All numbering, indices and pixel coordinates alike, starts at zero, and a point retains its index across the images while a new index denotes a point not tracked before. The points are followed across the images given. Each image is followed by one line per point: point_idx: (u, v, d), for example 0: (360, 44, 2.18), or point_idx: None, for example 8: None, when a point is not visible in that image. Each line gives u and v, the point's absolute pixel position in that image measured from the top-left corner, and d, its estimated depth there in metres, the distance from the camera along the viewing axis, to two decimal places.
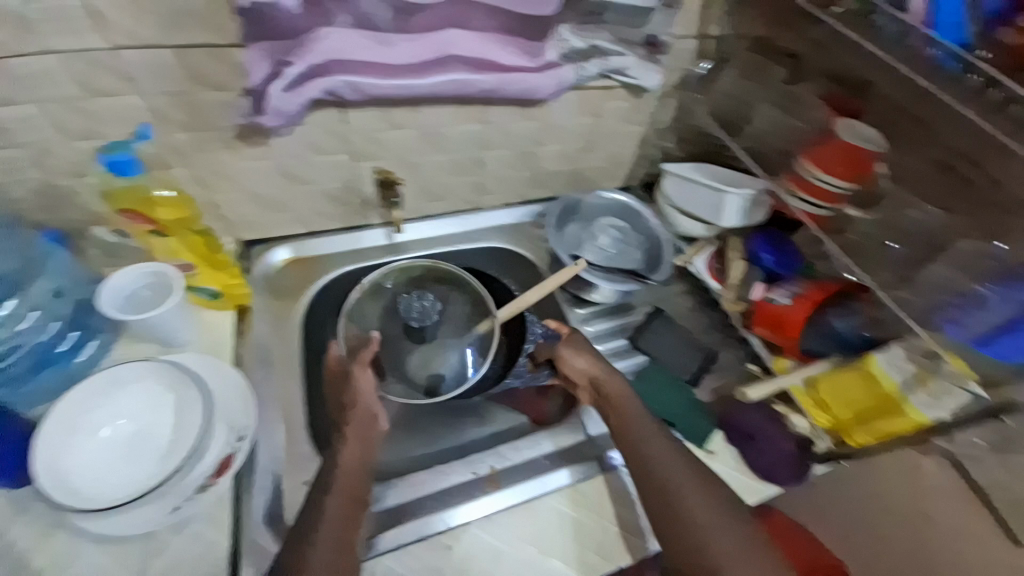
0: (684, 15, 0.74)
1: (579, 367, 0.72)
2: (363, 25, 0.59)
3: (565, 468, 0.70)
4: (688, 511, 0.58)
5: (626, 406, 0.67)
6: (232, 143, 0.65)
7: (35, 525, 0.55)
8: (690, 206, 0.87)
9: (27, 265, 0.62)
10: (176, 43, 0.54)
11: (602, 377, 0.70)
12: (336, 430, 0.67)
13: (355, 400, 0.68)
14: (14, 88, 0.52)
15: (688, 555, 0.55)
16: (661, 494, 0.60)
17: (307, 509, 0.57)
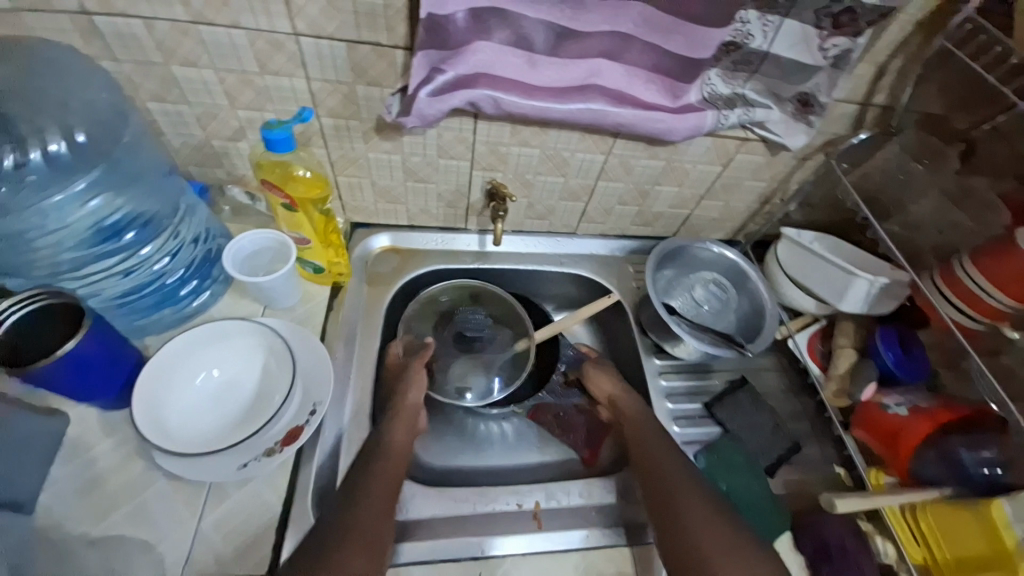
0: (853, 78, 0.68)
1: (602, 386, 0.76)
2: (520, 44, 0.60)
3: (615, 526, 0.65)
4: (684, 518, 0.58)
5: (643, 423, 0.69)
6: (369, 135, 0.68)
7: (120, 449, 0.58)
8: (813, 282, 0.77)
9: (172, 213, 0.64)
10: (349, 38, 0.57)
11: (619, 395, 0.73)
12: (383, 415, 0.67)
13: (407, 392, 0.69)
14: (201, 54, 0.57)
15: (680, 558, 0.55)
16: (665, 503, 0.60)
17: (343, 503, 0.54)
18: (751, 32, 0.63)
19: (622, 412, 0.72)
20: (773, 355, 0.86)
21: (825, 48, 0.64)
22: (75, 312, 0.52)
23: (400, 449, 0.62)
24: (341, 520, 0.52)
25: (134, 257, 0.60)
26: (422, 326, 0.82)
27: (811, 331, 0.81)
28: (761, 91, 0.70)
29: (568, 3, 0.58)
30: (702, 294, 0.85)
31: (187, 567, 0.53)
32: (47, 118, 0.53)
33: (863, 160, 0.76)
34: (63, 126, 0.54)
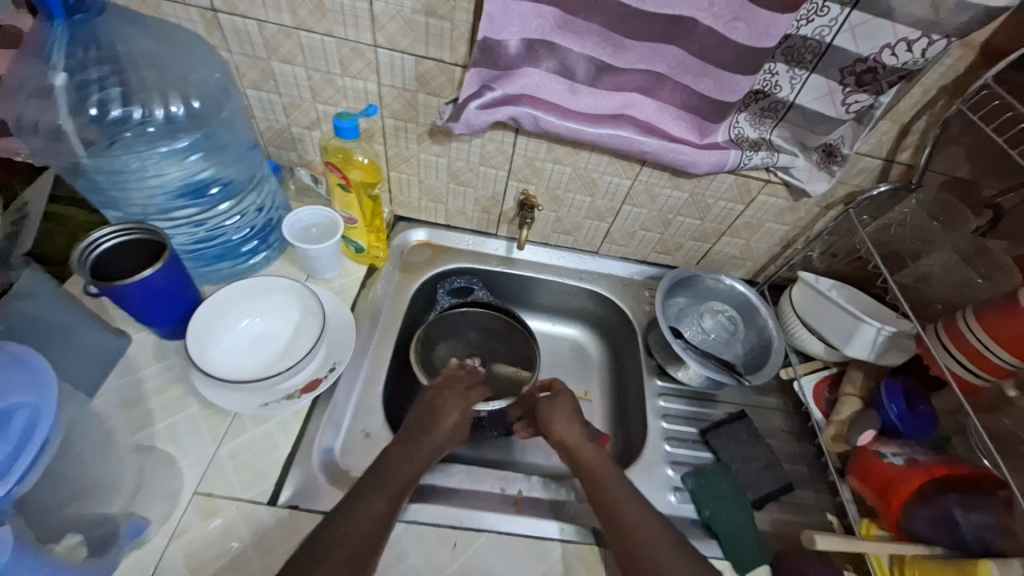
0: (875, 134, 0.72)
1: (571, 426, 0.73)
2: (564, 73, 0.69)
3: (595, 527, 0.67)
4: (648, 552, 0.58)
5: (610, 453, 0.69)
6: (423, 138, 0.78)
7: (167, 374, 0.67)
8: (820, 324, 0.79)
9: (251, 181, 0.74)
10: (418, 53, 0.67)
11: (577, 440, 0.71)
12: (405, 433, 0.68)
13: (437, 427, 0.69)
14: (298, 54, 0.68)
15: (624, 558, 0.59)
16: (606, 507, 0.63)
17: (374, 469, 0.62)
18: (779, 83, 0.70)
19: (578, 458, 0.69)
20: (777, 396, 0.86)
21: (847, 103, 0.68)
22: (150, 247, 0.62)
23: (403, 475, 0.62)
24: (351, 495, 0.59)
25: (212, 211, 0.71)
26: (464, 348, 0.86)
27: (820, 376, 0.82)
28: (787, 139, 0.75)
29: (610, 41, 0.65)
30: (710, 324, 0.87)
31: (200, 483, 0.61)
32: (170, 85, 0.65)
33: (881, 212, 0.79)
34: (183, 93, 0.66)
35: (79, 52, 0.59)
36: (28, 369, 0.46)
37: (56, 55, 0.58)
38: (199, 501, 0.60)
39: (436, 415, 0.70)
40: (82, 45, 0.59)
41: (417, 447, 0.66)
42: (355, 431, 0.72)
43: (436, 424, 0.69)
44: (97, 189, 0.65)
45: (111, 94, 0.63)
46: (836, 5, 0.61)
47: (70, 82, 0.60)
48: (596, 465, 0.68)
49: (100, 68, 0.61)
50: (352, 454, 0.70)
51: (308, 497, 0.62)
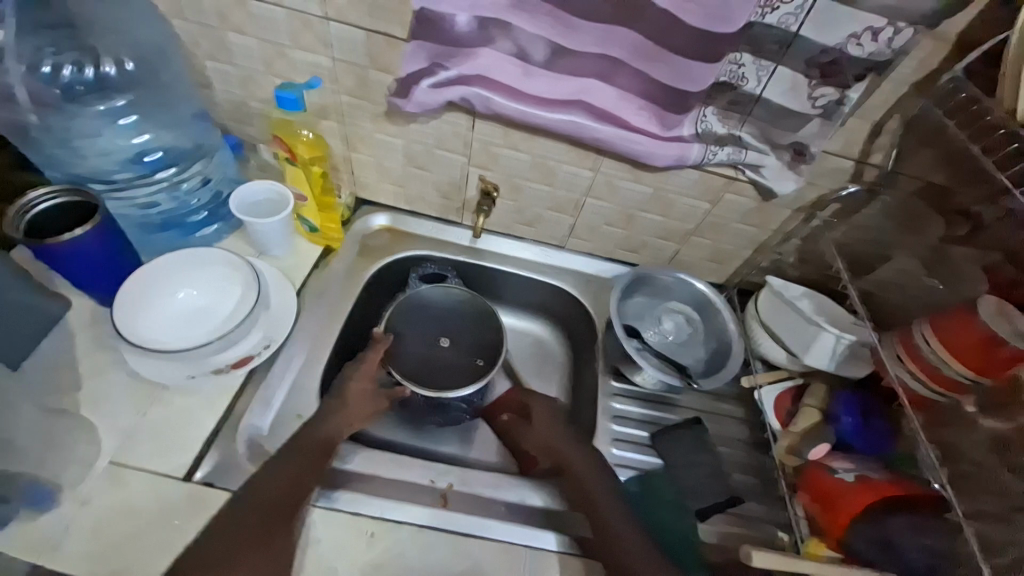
0: (843, 132, 0.68)
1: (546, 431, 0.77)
2: (518, 55, 0.67)
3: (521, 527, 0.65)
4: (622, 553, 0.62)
5: (578, 463, 0.71)
6: (379, 118, 0.76)
7: (97, 340, 0.67)
8: (782, 330, 0.75)
9: (199, 150, 0.74)
10: (367, 27, 0.65)
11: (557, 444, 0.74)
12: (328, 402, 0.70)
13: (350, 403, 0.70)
14: (248, 24, 0.67)
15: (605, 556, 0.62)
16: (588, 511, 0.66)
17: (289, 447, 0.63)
18: (745, 75, 0.67)
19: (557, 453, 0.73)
20: (737, 405, 0.82)
21: (813, 98, 0.65)
22: (85, 211, 0.62)
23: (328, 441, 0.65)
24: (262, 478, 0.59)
25: (152, 178, 0.72)
26: (431, 327, 0.84)
27: (784, 387, 0.78)
28: (756, 135, 0.72)
29: (562, 23, 0.63)
30: (670, 325, 0.84)
31: (114, 454, 0.60)
32: (109, 49, 0.66)
33: (848, 215, 0.76)
34: (117, 55, 0.67)
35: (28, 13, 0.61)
36: None
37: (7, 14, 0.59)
38: (111, 472, 0.58)
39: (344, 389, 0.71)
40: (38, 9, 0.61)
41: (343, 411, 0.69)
42: (290, 414, 0.69)
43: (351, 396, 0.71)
44: (40, 147, 0.66)
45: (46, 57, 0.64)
46: None
47: (14, 39, 0.61)
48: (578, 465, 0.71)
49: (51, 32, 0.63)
50: (278, 434, 0.67)
51: (223, 474, 0.61)
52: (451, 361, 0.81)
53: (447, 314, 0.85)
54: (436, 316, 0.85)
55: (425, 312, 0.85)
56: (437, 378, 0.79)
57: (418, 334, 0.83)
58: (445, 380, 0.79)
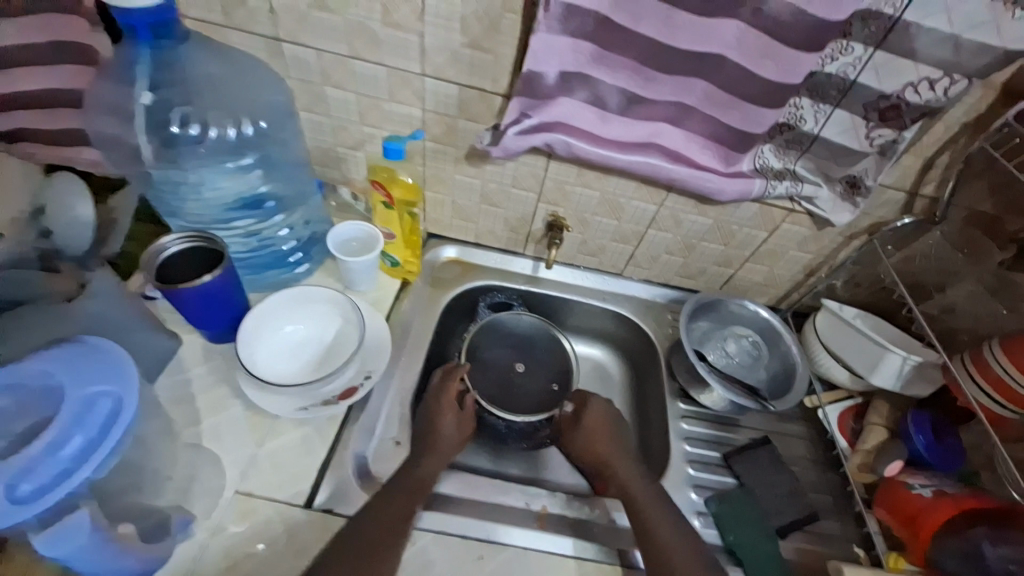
0: (897, 167, 0.74)
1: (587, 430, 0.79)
2: (594, 102, 0.72)
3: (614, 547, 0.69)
4: (660, 544, 0.64)
5: (620, 460, 0.75)
6: (459, 161, 0.82)
7: (210, 375, 0.71)
8: (845, 351, 0.80)
9: (298, 195, 0.80)
10: (461, 82, 0.71)
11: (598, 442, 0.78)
12: (423, 433, 0.74)
13: (443, 427, 0.75)
14: (351, 81, 0.73)
15: (645, 546, 0.65)
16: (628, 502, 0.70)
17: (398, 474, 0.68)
18: (803, 117, 0.72)
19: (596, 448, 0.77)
20: (800, 424, 0.86)
21: (870, 137, 0.71)
22: (209, 255, 0.66)
23: (425, 478, 0.68)
24: (379, 504, 0.63)
25: (262, 222, 0.77)
26: (506, 353, 0.92)
27: (844, 406, 0.83)
28: (811, 169, 0.77)
29: (639, 73, 0.68)
30: (734, 348, 0.88)
31: (241, 483, 0.64)
32: (241, 109, 0.72)
33: (905, 244, 0.81)
34: (253, 116, 0.73)
35: (158, 75, 0.67)
36: (109, 363, 0.51)
37: (141, 78, 0.66)
38: (239, 500, 0.63)
39: (434, 420, 0.76)
40: (165, 72, 0.67)
41: (435, 449, 0.72)
42: (386, 439, 0.75)
43: (438, 429, 0.74)
44: (165, 199, 0.73)
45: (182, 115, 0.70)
46: (861, 46, 0.64)
47: (150, 102, 0.68)
48: (623, 462, 0.74)
49: (178, 88, 0.69)
50: (383, 460, 0.73)
51: (341, 500, 0.65)
52: (528, 386, 0.89)
53: (522, 341, 0.93)
54: (512, 342, 0.93)
55: (501, 337, 0.93)
56: (517, 400, 0.87)
57: (495, 362, 0.91)
58: (528, 405, 0.87)
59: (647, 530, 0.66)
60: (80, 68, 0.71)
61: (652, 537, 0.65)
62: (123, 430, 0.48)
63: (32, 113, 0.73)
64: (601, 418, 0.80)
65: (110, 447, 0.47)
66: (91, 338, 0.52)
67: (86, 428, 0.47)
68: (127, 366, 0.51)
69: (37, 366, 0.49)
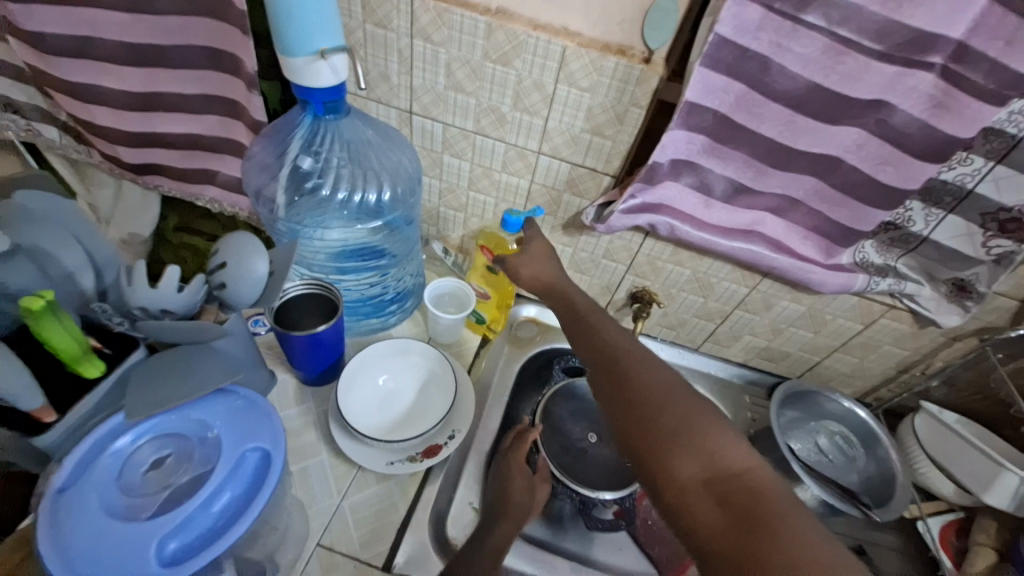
0: (1012, 276, 0.72)
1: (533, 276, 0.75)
2: (700, 189, 0.74)
3: None
4: (633, 368, 0.57)
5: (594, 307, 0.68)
6: (556, 229, 0.85)
7: (300, 419, 0.74)
8: (954, 465, 0.76)
9: (410, 250, 0.86)
10: (574, 160, 0.75)
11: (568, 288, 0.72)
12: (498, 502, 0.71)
13: (516, 498, 0.72)
14: (470, 151, 0.78)
15: (606, 368, 0.58)
16: (590, 333, 0.64)
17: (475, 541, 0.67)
18: (913, 219, 0.72)
19: (564, 297, 0.71)
20: (894, 535, 0.81)
21: (987, 246, 0.70)
22: (326, 304, 0.70)
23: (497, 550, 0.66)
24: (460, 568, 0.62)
25: (371, 272, 0.83)
26: (573, 420, 0.87)
27: (947, 519, 0.78)
28: (914, 268, 0.76)
29: (752, 166, 0.70)
30: (825, 442, 0.84)
31: (323, 535, 0.64)
32: (382, 174, 0.79)
33: (1018, 355, 0.78)
34: (391, 180, 0.80)
35: (317, 135, 0.74)
36: (258, 416, 0.57)
37: (297, 134, 0.74)
38: (321, 554, 0.63)
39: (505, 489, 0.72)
40: (325, 136, 0.75)
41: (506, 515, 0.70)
42: (464, 504, 0.74)
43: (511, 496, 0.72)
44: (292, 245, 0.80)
45: (325, 176, 0.79)
46: (981, 158, 0.64)
47: (303, 153, 0.76)
48: (592, 308, 0.68)
49: (336, 151, 0.77)
50: (459, 525, 0.72)
51: (419, 566, 0.64)
52: (599, 457, 0.84)
53: (594, 407, 0.89)
54: (586, 408, 0.89)
55: (575, 400, 0.88)
56: (588, 471, 0.83)
57: (567, 428, 0.86)
58: (598, 480, 0.82)
59: (612, 352, 0.60)
60: (224, 120, 0.76)
61: (619, 357, 0.59)
62: (269, 488, 0.52)
63: (171, 151, 0.81)
64: (551, 265, 0.75)
65: (255, 505, 0.50)
66: (244, 391, 0.59)
67: (236, 483, 0.52)
68: (273, 423, 0.56)
69: (203, 415, 0.57)
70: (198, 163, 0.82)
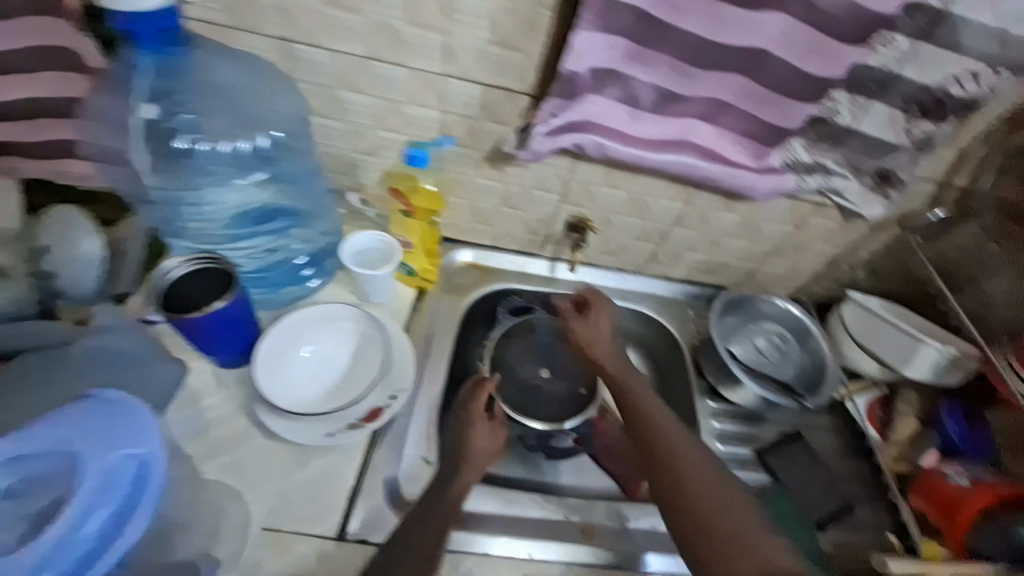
0: (932, 160, 0.73)
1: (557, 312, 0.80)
2: (627, 101, 0.68)
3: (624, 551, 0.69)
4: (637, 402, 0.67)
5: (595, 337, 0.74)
6: (480, 163, 0.78)
7: (228, 405, 0.69)
8: (877, 345, 0.81)
9: (314, 206, 0.76)
10: (486, 82, 0.67)
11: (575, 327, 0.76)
12: (452, 455, 0.71)
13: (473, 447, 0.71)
14: (368, 82, 0.68)
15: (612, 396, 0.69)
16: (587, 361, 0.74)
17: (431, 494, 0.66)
18: (839, 111, 0.68)
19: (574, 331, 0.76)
20: (828, 416, 0.86)
21: (909, 131, 0.69)
22: (219, 277, 0.64)
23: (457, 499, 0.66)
24: (418, 522, 0.62)
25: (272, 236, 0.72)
26: (527, 357, 0.91)
27: (870, 397, 0.84)
28: (843, 164, 0.74)
29: (677, 69, 0.64)
30: (763, 343, 0.88)
31: (267, 520, 0.63)
32: (252, 121, 0.69)
33: (936, 237, 0.82)
34: (264, 126, 0.69)
35: (165, 82, 0.65)
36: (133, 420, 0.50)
37: (143, 82, 0.64)
38: (269, 537, 0.62)
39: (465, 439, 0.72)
40: (171, 78, 0.65)
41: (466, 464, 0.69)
42: (418, 460, 0.73)
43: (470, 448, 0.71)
44: (169, 219, 0.69)
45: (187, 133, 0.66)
46: (902, 38, 0.61)
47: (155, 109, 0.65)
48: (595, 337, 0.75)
49: (188, 98, 0.66)
50: (414, 481, 0.70)
51: (374, 529, 0.65)
52: (551, 392, 0.88)
53: (544, 346, 0.92)
54: (535, 347, 0.92)
55: (525, 342, 0.91)
56: (544, 408, 0.86)
57: (518, 369, 0.89)
58: (554, 414, 0.85)
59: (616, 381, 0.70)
60: (67, 75, 0.64)
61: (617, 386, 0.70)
62: (152, 500, 0.50)
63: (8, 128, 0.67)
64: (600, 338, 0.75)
65: (139, 521, 0.49)
66: (111, 393, 0.50)
67: (112, 501, 0.47)
68: (146, 424, 0.50)
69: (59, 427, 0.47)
70: (48, 136, 0.68)
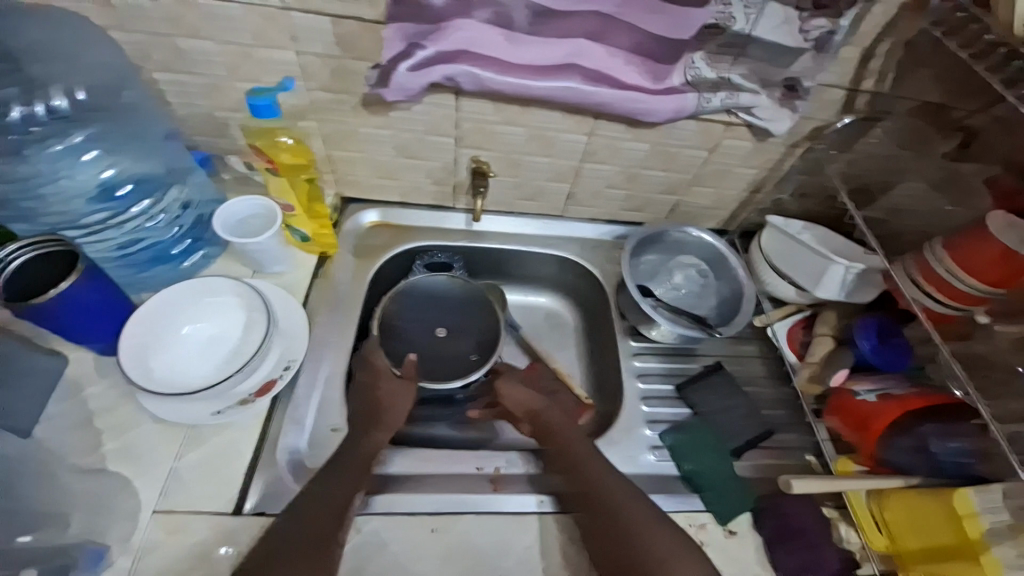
0: (836, 62, 0.68)
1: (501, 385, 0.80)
2: (500, 22, 0.62)
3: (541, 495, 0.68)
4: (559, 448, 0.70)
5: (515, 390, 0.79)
6: (358, 109, 0.72)
7: (113, 391, 0.66)
8: (791, 268, 0.79)
9: (171, 173, 0.71)
10: (333, 12, 0.60)
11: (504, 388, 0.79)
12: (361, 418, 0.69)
13: (389, 409, 0.72)
14: (203, 23, 0.61)
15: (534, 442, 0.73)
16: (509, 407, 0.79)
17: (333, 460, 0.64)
18: (733, 15, 0.62)
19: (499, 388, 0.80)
20: (755, 343, 0.86)
21: (806, 30, 0.63)
22: (71, 258, 0.59)
23: (363, 462, 0.65)
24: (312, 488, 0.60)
25: (129, 214, 0.67)
26: (441, 314, 0.88)
27: (793, 320, 0.83)
28: (749, 75, 0.68)
29: None
30: (681, 279, 0.86)
31: (160, 502, 0.60)
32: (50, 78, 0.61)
33: (851, 146, 0.77)
34: (65, 84, 0.62)
35: None
36: None
37: None
38: (160, 519, 0.59)
39: (380, 404, 0.72)
40: None
41: (382, 424, 0.70)
42: (324, 429, 0.70)
43: (387, 412, 0.71)
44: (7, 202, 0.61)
45: None
46: None
47: None
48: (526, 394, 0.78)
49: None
50: (320, 451, 0.68)
51: (273, 500, 0.62)
52: (448, 348, 0.86)
53: (443, 304, 0.88)
54: (433, 305, 0.89)
55: (416, 302, 0.87)
56: (435, 365, 0.84)
57: (419, 329, 0.87)
58: (446, 371, 0.83)
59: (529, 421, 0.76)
60: None
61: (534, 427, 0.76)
62: None
63: None
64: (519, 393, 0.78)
65: None
66: None
67: None
68: None
69: None
70: None
